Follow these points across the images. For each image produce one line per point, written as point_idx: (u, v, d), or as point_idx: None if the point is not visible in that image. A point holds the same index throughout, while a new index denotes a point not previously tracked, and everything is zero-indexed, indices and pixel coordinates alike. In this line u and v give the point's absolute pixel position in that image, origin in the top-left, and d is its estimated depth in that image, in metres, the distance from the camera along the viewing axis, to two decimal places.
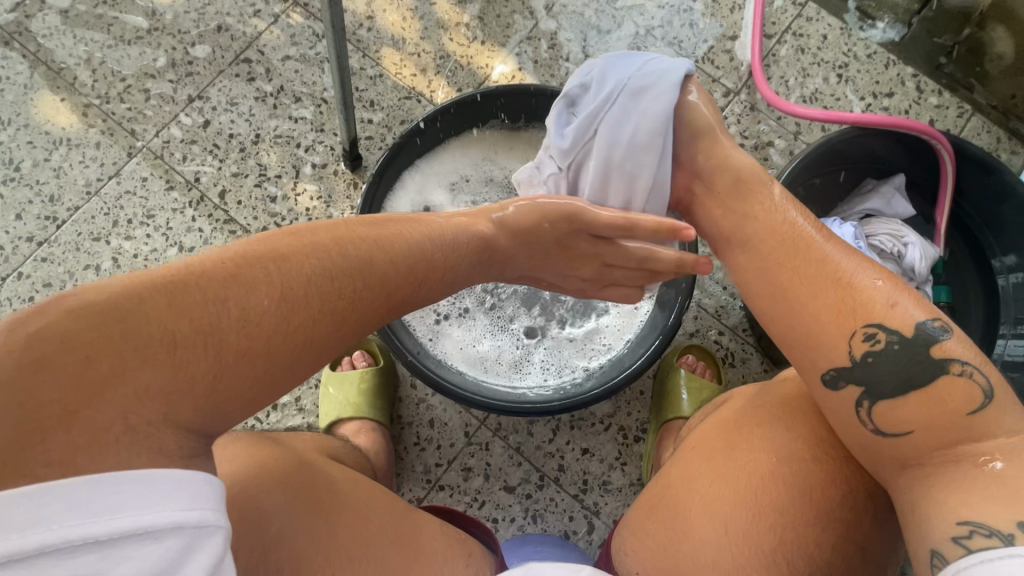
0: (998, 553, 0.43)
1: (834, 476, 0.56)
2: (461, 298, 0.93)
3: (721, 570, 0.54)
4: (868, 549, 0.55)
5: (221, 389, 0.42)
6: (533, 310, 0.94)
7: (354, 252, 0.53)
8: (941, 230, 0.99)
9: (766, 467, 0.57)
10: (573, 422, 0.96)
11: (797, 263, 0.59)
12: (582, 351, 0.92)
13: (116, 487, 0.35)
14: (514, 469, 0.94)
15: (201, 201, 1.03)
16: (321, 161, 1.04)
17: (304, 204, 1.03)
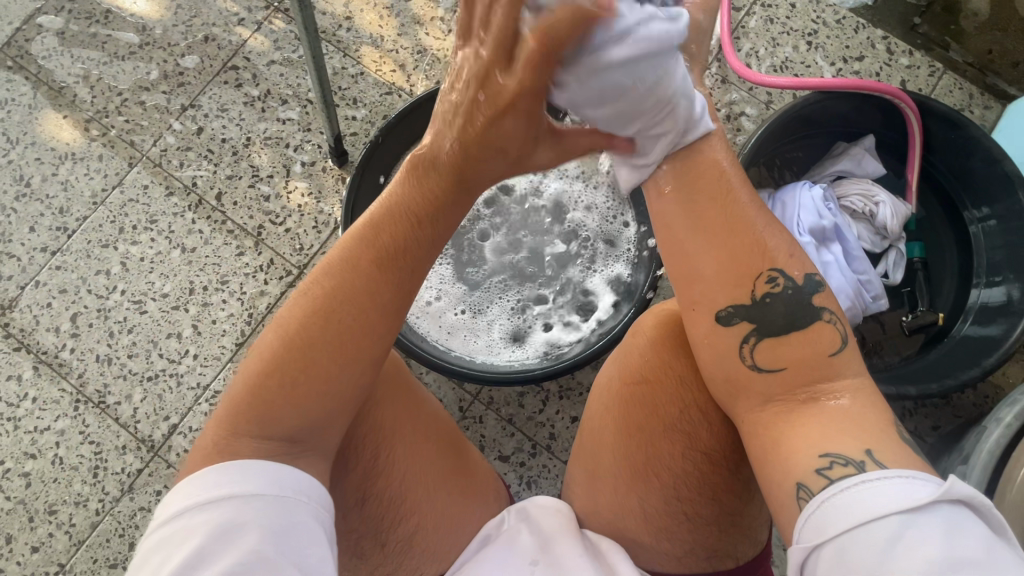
0: (854, 479, 0.45)
1: (675, 393, 0.58)
2: (450, 280, 0.99)
3: (621, 504, 0.60)
4: (719, 457, 0.57)
5: (338, 402, 0.53)
6: (517, 287, 0.99)
7: (399, 211, 0.57)
8: (913, 186, 1.01)
9: (647, 407, 0.59)
10: (562, 393, 1.01)
11: (696, 196, 0.57)
12: (565, 323, 0.96)
13: (258, 464, 0.49)
14: (507, 439, 0.99)
15: (200, 204, 1.08)
16: (310, 159, 1.10)
17: (296, 200, 1.08)
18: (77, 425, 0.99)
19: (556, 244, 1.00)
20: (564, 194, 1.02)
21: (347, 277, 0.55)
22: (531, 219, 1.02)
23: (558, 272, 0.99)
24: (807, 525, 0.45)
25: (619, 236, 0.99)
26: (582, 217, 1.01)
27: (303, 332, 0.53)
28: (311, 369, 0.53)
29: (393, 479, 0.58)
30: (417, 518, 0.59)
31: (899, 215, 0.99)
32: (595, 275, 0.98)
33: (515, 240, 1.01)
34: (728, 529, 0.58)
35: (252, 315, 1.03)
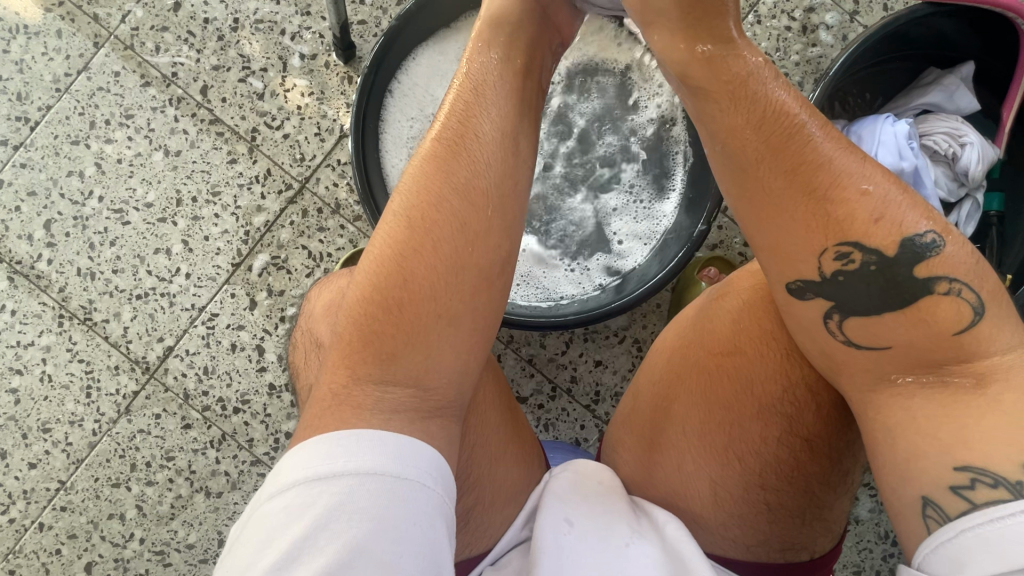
0: (1009, 509, 0.39)
1: (774, 368, 0.54)
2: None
3: (692, 484, 0.56)
4: (820, 444, 0.54)
5: (471, 339, 0.51)
6: (548, 220, 0.88)
7: (485, 130, 0.54)
8: (1006, 128, 0.88)
9: (743, 383, 0.54)
10: (587, 336, 0.94)
11: (773, 169, 0.50)
12: (603, 266, 0.87)
13: (371, 435, 0.44)
14: (526, 379, 0.94)
15: (182, 98, 0.93)
16: (310, 52, 0.93)
17: (296, 101, 0.93)
18: (64, 342, 0.92)
19: (596, 175, 0.88)
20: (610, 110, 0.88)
21: (451, 201, 0.52)
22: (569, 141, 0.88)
23: (596, 207, 0.88)
24: (941, 552, 0.40)
25: (669, 165, 0.87)
26: (626, 143, 0.88)
27: (420, 269, 0.50)
28: (429, 311, 0.50)
29: (492, 433, 0.56)
30: (484, 491, 0.54)
31: (984, 161, 0.87)
32: (638, 210, 0.87)
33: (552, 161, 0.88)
34: (810, 521, 0.55)
35: (249, 233, 0.93)
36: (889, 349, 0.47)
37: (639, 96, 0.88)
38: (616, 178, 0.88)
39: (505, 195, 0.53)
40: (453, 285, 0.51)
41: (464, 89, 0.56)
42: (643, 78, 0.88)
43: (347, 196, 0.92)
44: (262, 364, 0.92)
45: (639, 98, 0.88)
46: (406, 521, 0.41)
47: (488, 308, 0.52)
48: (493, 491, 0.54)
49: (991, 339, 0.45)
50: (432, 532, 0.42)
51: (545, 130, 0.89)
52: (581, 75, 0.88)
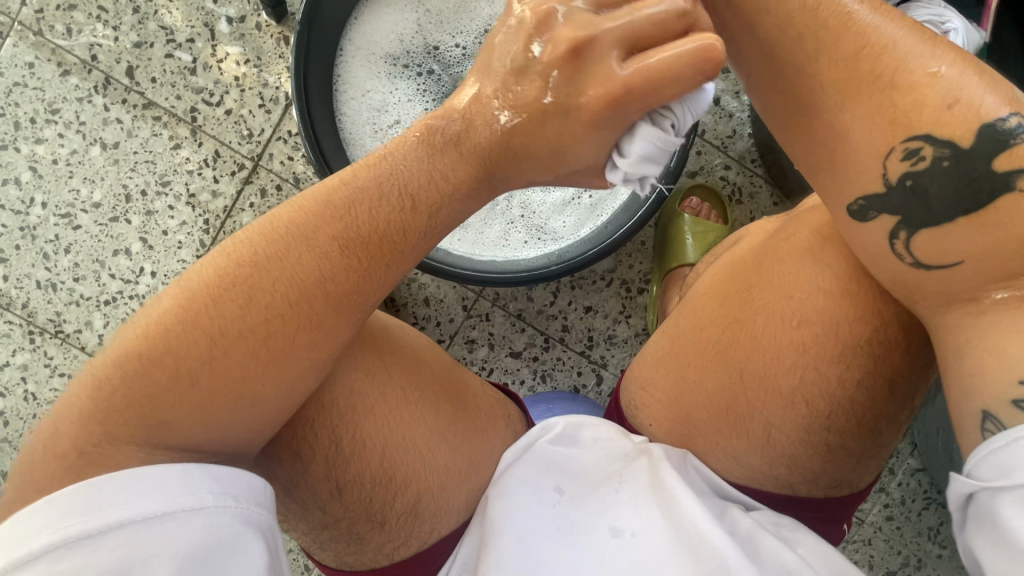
0: None
1: (866, 310, 0.48)
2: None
3: (746, 430, 0.53)
4: (900, 385, 0.50)
5: (259, 418, 0.43)
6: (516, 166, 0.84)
7: (371, 207, 0.46)
8: (991, 8, 0.82)
9: (822, 324, 0.49)
10: (574, 283, 0.92)
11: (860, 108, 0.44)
12: (568, 211, 0.83)
13: (147, 472, 0.37)
14: (518, 335, 0.92)
15: (108, 84, 0.86)
16: (237, 14, 0.85)
17: (231, 71, 0.85)
18: (40, 359, 0.89)
19: None
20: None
21: (297, 268, 0.44)
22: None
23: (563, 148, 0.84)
24: (984, 458, 0.37)
25: None
26: None
27: (223, 326, 0.42)
28: (202, 376, 0.41)
29: (422, 449, 0.53)
30: (429, 484, 0.53)
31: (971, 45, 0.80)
32: None
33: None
34: (866, 461, 0.53)
35: (209, 221, 0.87)
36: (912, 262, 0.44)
37: None
38: None
39: (359, 289, 0.45)
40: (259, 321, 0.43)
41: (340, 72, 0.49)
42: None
43: (305, 169, 0.87)
44: None
45: None
46: (207, 559, 0.36)
47: (285, 394, 0.44)
48: (446, 485, 0.54)
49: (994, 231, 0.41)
50: (244, 560, 0.38)
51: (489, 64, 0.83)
52: None
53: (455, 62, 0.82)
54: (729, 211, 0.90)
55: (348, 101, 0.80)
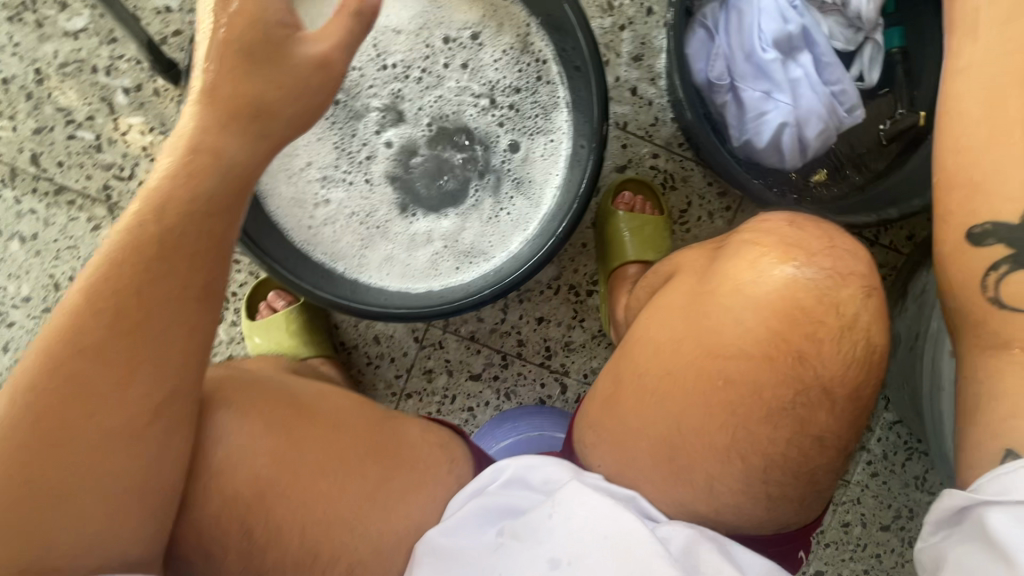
0: None
1: (785, 374, 0.50)
2: (368, 194, 0.81)
3: (686, 480, 0.52)
4: (830, 438, 0.51)
5: (118, 508, 0.43)
6: (425, 193, 0.81)
7: (163, 251, 0.43)
8: None
9: (747, 382, 0.50)
10: (521, 297, 0.91)
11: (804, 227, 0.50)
12: (489, 230, 0.82)
13: None
14: (474, 357, 0.92)
15: (15, 175, 0.84)
16: (133, 83, 0.83)
17: (137, 142, 0.84)
18: None
19: (470, 128, 0.81)
20: (472, 62, 0.80)
21: (103, 345, 0.42)
22: (432, 104, 0.80)
23: (471, 167, 0.82)
24: (982, 484, 0.42)
25: (550, 109, 0.81)
26: (495, 91, 0.81)
27: (51, 431, 0.41)
28: (47, 486, 0.41)
29: (317, 498, 0.52)
30: (335, 538, 0.51)
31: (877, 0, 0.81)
32: (527, 155, 0.82)
33: (422, 120, 0.80)
34: (810, 504, 0.53)
35: None
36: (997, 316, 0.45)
37: (501, 37, 0.80)
38: (491, 129, 0.81)
39: (167, 337, 0.43)
40: (87, 394, 0.42)
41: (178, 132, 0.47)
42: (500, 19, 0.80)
43: None
44: None
45: (502, 37, 0.80)
46: None
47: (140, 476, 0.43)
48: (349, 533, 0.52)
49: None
50: None
51: (384, 90, 0.80)
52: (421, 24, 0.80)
53: (350, 83, 0.79)
54: (663, 200, 0.89)
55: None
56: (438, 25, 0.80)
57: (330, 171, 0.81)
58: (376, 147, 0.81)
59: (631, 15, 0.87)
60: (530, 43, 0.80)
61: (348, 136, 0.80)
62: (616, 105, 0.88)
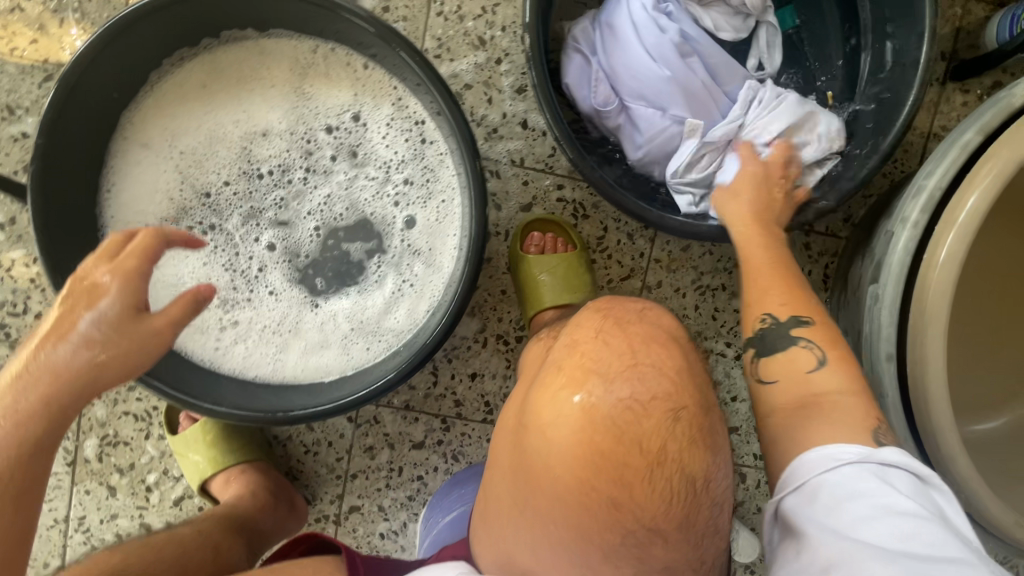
0: (823, 448, 0.48)
1: (607, 517, 0.48)
2: (276, 304, 0.77)
3: None
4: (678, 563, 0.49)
5: None
6: (330, 281, 0.77)
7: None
8: None
9: (575, 522, 0.48)
10: (450, 356, 0.88)
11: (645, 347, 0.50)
12: (402, 305, 0.76)
13: None
14: (413, 425, 0.88)
15: None
16: (8, 216, 0.81)
17: (25, 275, 0.81)
18: None
19: (361, 204, 0.76)
20: (355, 148, 0.76)
21: None
22: (322, 198, 0.76)
23: (371, 243, 0.77)
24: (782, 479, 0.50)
25: (435, 169, 0.76)
26: (380, 163, 0.76)
27: None
28: None
29: None
30: None
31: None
32: (424, 224, 0.76)
33: (309, 228, 0.77)
34: None
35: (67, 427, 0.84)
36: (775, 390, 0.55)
37: (373, 109, 0.75)
38: (383, 200, 0.76)
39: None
40: None
41: (28, 363, 0.49)
42: (371, 93, 0.74)
43: None
44: None
45: (375, 110, 0.75)
46: None
47: None
48: None
49: (776, 368, 0.56)
50: None
51: (264, 182, 0.76)
52: (289, 109, 0.75)
53: (229, 204, 0.76)
54: (573, 232, 0.83)
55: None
56: (305, 110, 0.75)
57: (230, 296, 0.76)
58: (261, 258, 0.77)
59: (506, 46, 0.82)
60: (406, 108, 0.75)
61: (240, 250, 0.76)
62: (508, 141, 0.83)
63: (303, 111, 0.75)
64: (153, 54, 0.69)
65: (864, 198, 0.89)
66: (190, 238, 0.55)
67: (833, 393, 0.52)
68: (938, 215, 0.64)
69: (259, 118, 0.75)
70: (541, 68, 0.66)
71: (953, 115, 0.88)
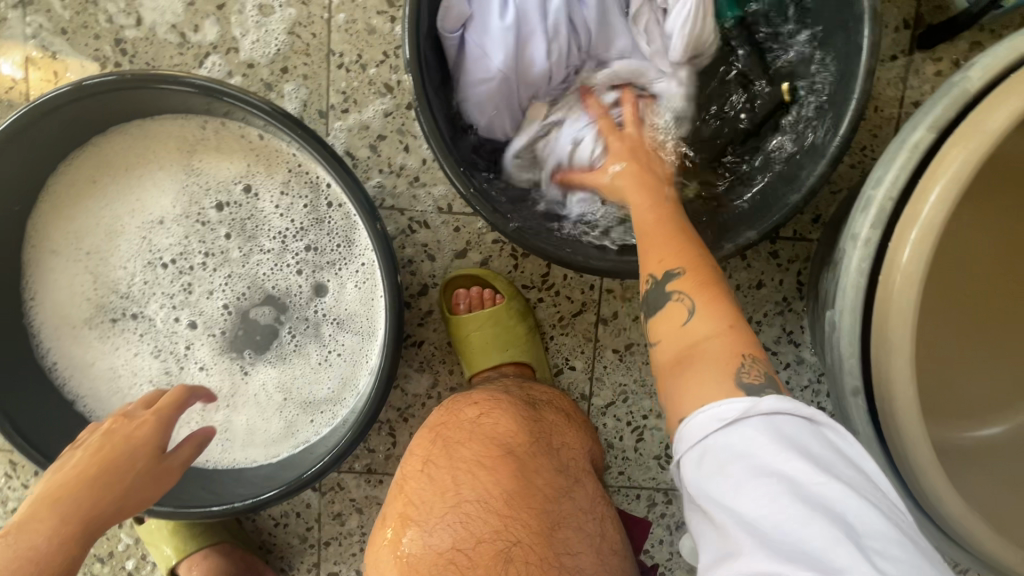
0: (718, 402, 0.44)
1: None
2: (207, 380, 0.74)
3: None
4: None
5: None
6: (255, 357, 0.75)
7: None
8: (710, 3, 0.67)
9: None
10: (405, 415, 0.84)
11: (489, 466, 0.60)
12: (327, 372, 0.74)
13: None
14: (379, 488, 0.86)
15: None
16: None
17: None
18: None
19: (272, 274, 0.74)
20: (248, 223, 0.73)
21: None
22: (229, 279, 0.74)
23: (286, 315, 0.74)
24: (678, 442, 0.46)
25: (347, 226, 0.72)
26: (287, 228, 0.73)
27: None
28: None
29: None
30: None
31: (696, 25, 0.67)
32: (338, 287, 0.73)
33: (218, 304, 0.74)
34: None
35: None
36: (665, 348, 0.51)
37: (270, 180, 0.72)
38: (295, 268, 0.74)
39: None
40: None
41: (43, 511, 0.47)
42: (264, 163, 0.72)
43: None
44: None
45: (270, 180, 0.72)
46: None
47: None
48: None
49: (668, 323, 0.51)
50: None
51: (178, 271, 0.74)
52: (189, 187, 0.73)
53: (144, 292, 0.74)
54: (500, 280, 0.79)
55: (72, 385, 0.73)
56: (204, 189, 0.73)
57: (164, 382, 0.74)
58: (185, 336, 0.74)
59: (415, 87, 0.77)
60: (306, 173, 0.71)
61: (159, 338, 0.75)
62: (431, 187, 0.79)
63: (199, 186, 0.73)
64: (45, 161, 0.67)
65: (833, 193, 0.81)
66: (210, 392, 0.63)
67: (713, 343, 0.48)
68: (893, 227, 0.56)
69: (160, 208, 0.73)
70: (430, 114, 0.59)
71: (926, 87, 0.78)
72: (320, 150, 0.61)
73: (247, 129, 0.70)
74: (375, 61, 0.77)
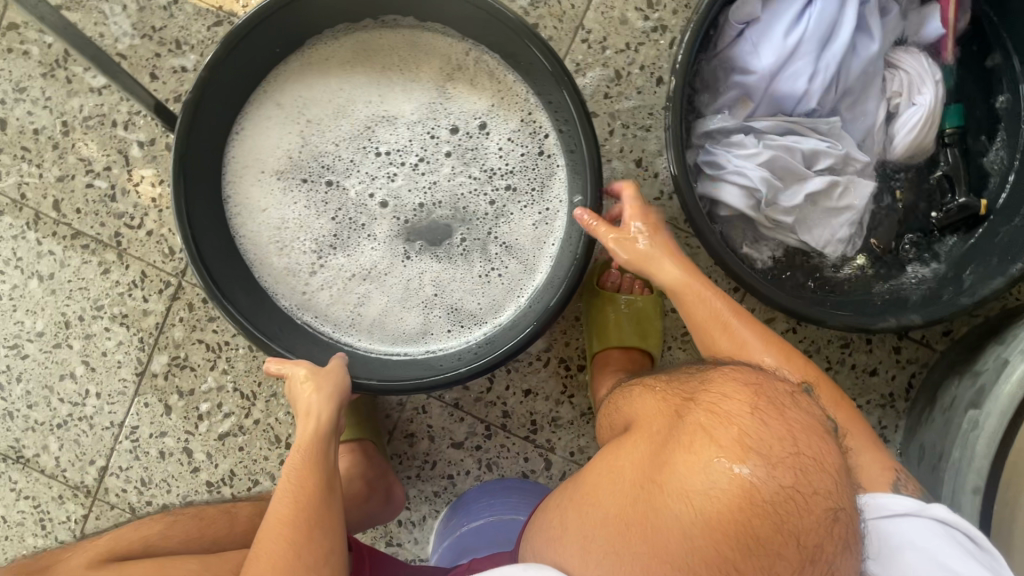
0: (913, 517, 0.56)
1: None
2: (370, 252, 0.79)
3: None
4: None
5: None
6: (416, 251, 0.79)
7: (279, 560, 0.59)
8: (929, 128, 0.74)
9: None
10: (509, 367, 0.88)
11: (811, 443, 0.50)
12: (473, 296, 0.79)
13: None
14: (457, 425, 0.89)
15: (38, 219, 0.88)
16: (148, 138, 0.88)
17: (149, 194, 0.88)
18: (6, 483, 0.91)
19: (465, 185, 0.79)
20: (470, 153, 0.79)
21: None
22: (432, 176, 0.79)
23: (464, 229, 0.79)
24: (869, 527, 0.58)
25: (548, 176, 0.78)
26: (499, 163, 0.78)
27: None
28: None
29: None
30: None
31: (916, 137, 0.74)
32: (522, 225, 0.78)
33: (415, 202, 0.79)
34: None
35: (144, 340, 0.90)
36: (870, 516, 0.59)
37: (508, 119, 0.78)
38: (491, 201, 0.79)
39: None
40: None
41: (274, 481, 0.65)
42: (505, 105, 0.78)
43: None
44: (195, 465, 0.91)
45: (510, 117, 0.78)
46: None
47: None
48: None
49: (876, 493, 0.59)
50: None
51: (383, 157, 0.79)
52: (426, 93, 0.79)
53: (346, 167, 0.79)
54: None
55: (247, 222, 0.79)
56: (444, 107, 0.79)
57: (326, 247, 0.80)
58: (373, 212, 0.79)
59: (639, 83, 0.83)
60: (533, 121, 0.77)
61: (343, 209, 0.79)
62: (618, 173, 0.84)
63: (437, 95, 0.79)
64: (321, 24, 0.74)
65: (970, 316, 0.85)
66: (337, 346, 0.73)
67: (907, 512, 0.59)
68: None
69: (391, 98, 0.79)
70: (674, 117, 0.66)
71: None
72: (574, 87, 0.63)
73: (501, 63, 0.77)
74: (616, 48, 0.83)
